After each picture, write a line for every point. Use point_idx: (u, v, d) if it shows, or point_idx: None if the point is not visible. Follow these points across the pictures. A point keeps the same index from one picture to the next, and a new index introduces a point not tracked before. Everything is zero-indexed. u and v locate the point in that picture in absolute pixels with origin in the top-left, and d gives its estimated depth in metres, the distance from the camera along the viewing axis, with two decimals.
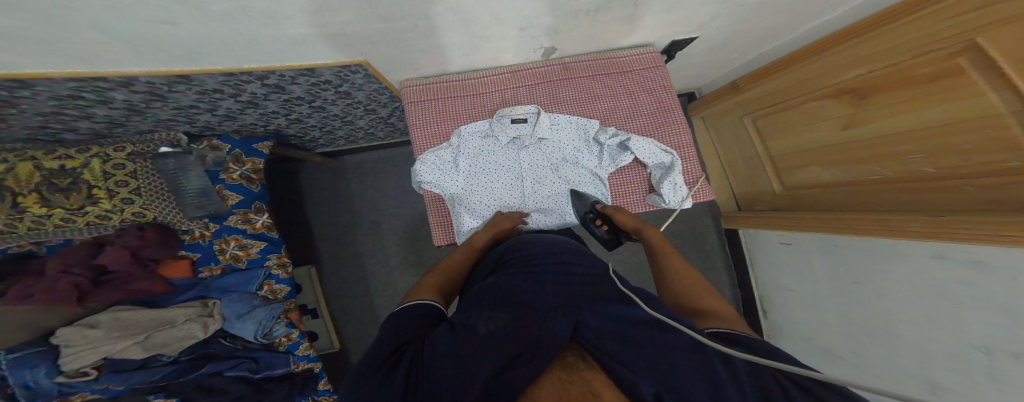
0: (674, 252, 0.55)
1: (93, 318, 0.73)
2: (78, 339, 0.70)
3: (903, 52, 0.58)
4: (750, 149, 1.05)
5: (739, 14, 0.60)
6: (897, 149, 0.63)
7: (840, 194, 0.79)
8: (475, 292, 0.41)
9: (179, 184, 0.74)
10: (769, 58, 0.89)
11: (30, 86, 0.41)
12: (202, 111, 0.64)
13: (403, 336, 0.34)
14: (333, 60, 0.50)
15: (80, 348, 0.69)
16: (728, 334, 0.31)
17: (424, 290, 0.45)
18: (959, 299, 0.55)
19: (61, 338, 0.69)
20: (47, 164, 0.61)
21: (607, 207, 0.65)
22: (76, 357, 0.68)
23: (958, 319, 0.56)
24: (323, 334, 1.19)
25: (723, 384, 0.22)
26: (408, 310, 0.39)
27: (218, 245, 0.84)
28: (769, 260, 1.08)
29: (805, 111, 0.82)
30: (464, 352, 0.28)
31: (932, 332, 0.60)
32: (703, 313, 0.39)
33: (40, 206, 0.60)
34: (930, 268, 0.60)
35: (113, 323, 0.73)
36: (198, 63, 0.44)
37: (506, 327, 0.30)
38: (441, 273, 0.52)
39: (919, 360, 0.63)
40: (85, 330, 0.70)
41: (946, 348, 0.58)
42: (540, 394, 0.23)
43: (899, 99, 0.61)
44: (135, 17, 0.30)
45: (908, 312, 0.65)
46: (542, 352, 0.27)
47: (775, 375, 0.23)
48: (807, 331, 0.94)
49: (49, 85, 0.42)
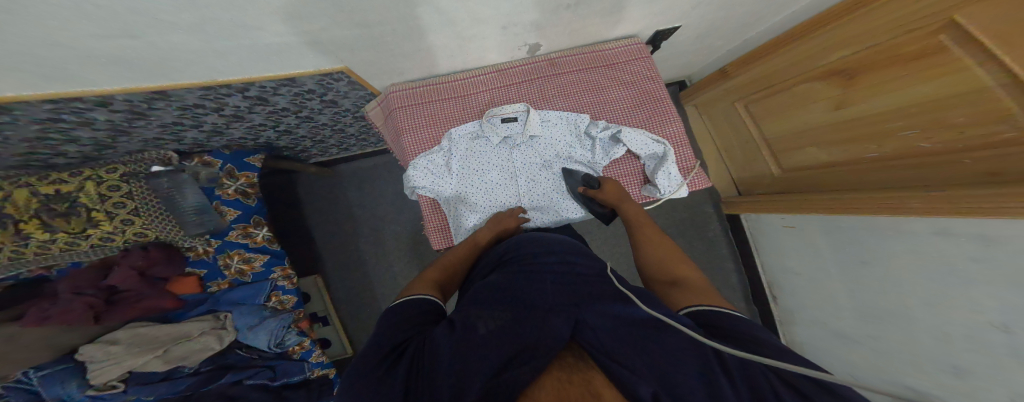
0: (650, 224, 0.57)
1: (113, 335, 0.74)
2: (100, 355, 0.70)
3: (886, 31, 0.56)
4: (745, 135, 1.03)
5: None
6: (891, 125, 0.62)
7: (839, 175, 0.78)
8: (474, 290, 0.41)
9: (176, 202, 0.74)
10: (755, 42, 0.87)
11: (11, 112, 0.42)
12: (187, 128, 0.64)
13: (403, 331, 0.33)
14: (313, 69, 0.50)
15: (104, 363, 0.70)
16: (720, 323, 0.30)
17: (420, 284, 0.45)
18: (971, 274, 0.54)
19: (85, 354, 0.70)
20: (44, 190, 0.62)
21: (596, 177, 0.65)
22: (102, 372, 0.69)
23: (971, 294, 0.54)
24: (336, 341, 1.20)
25: (722, 388, 0.21)
26: (409, 303, 0.39)
27: (223, 260, 0.84)
28: (774, 245, 1.06)
29: (796, 94, 0.80)
30: (462, 351, 0.27)
31: (947, 308, 0.59)
32: (676, 281, 0.43)
33: (43, 231, 0.61)
34: (937, 242, 0.58)
35: (133, 339, 0.74)
36: (173, 76, 0.44)
37: (502, 327, 0.30)
38: (441, 267, 0.52)
39: (937, 338, 0.62)
40: (107, 347, 0.71)
41: (963, 325, 0.56)
42: (540, 394, 0.22)
43: (885, 78, 0.59)
44: (102, 32, 0.30)
45: (920, 290, 0.63)
46: (542, 351, 0.26)
47: (768, 375, 0.22)
48: (820, 315, 0.92)
49: (27, 109, 0.43)
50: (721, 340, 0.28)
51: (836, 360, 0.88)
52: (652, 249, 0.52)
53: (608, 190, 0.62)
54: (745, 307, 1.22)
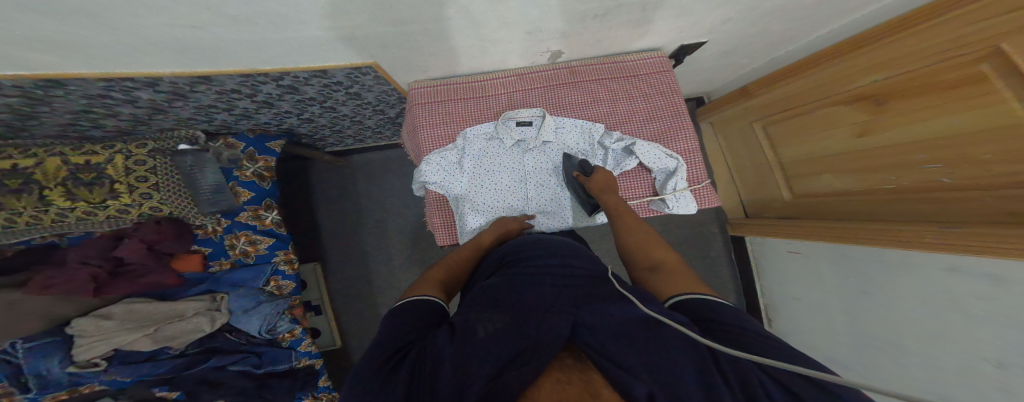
0: (630, 215, 0.55)
1: (109, 310, 0.75)
2: (92, 330, 0.72)
3: (918, 61, 0.57)
4: (760, 156, 1.04)
5: (750, 19, 0.60)
6: (913, 157, 0.62)
7: (854, 204, 0.77)
8: (478, 291, 0.42)
9: (195, 179, 0.76)
10: (781, 62, 0.88)
11: (64, 86, 0.44)
12: (220, 110, 0.66)
13: (409, 334, 0.34)
14: (346, 61, 0.52)
15: (93, 339, 0.72)
16: (705, 312, 0.31)
17: (426, 285, 0.46)
18: (971, 313, 0.54)
19: (76, 328, 0.71)
20: (75, 160, 0.65)
21: (590, 166, 0.63)
22: (88, 348, 0.71)
23: (969, 333, 0.54)
24: (325, 331, 1.21)
25: (718, 389, 0.21)
26: (408, 305, 0.40)
27: (229, 240, 0.87)
28: (777, 268, 1.06)
29: (819, 119, 0.80)
30: (462, 353, 0.28)
31: (942, 345, 0.59)
32: (657, 266, 0.43)
33: (65, 199, 0.64)
34: (941, 281, 0.59)
35: (127, 315, 0.76)
36: (217, 63, 0.46)
37: (501, 329, 0.31)
38: (445, 268, 0.53)
39: (927, 374, 0.62)
40: (100, 321, 0.73)
41: (956, 363, 0.56)
42: (540, 395, 0.23)
43: (914, 107, 0.59)
44: (160, 20, 0.32)
45: (918, 325, 0.63)
46: (541, 352, 0.27)
47: (758, 373, 0.22)
48: (817, 344, 0.92)
49: (81, 85, 0.45)
50: (707, 334, 0.28)
51: None
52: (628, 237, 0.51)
53: (596, 177, 0.61)
54: None
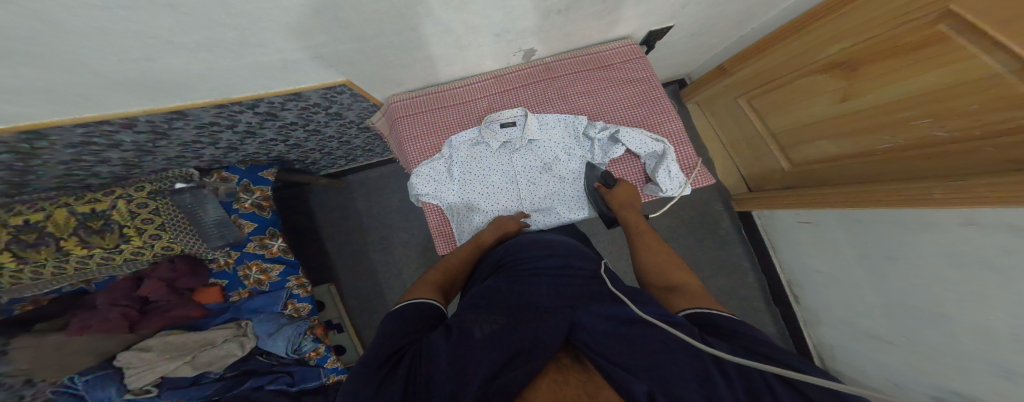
0: (651, 232, 0.55)
1: (146, 342, 0.77)
2: (137, 361, 0.74)
3: (886, 21, 0.55)
4: (751, 130, 1.00)
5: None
6: (902, 115, 0.59)
7: (853, 168, 0.74)
8: (474, 292, 0.41)
9: (200, 216, 0.78)
10: (753, 38, 0.85)
11: (45, 136, 0.46)
12: (206, 145, 0.68)
13: (405, 337, 0.34)
14: (317, 83, 0.53)
15: (140, 369, 0.74)
16: (713, 320, 0.31)
17: (422, 288, 0.45)
18: (1006, 268, 0.50)
19: (123, 360, 0.74)
20: (81, 209, 0.66)
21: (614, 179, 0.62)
22: (137, 378, 0.74)
23: (1009, 290, 0.50)
24: (350, 348, 1.20)
25: (715, 380, 0.21)
26: (407, 309, 0.39)
27: (241, 271, 0.89)
28: (791, 242, 1.02)
29: (799, 88, 0.78)
30: (460, 354, 0.27)
31: (985, 306, 0.55)
32: (675, 286, 0.41)
33: (81, 248, 0.66)
34: (962, 232, 0.55)
35: (164, 346, 0.78)
36: (189, 96, 0.46)
37: (500, 331, 0.30)
38: (443, 270, 0.52)
39: (978, 338, 0.57)
40: (141, 354, 0.75)
41: (1005, 324, 0.52)
42: (536, 396, 0.23)
43: (890, 67, 0.58)
44: (119, 57, 0.33)
45: (954, 285, 0.59)
46: (538, 353, 0.26)
47: (766, 374, 0.22)
48: (847, 314, 0.87)
49: (62, 134, 0.47)
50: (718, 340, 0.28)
51: (869, 363, 0.83)
52: (650, 257, 0.50)
53: (620, 191, 0.60)
54: (764, 309, 1.17)
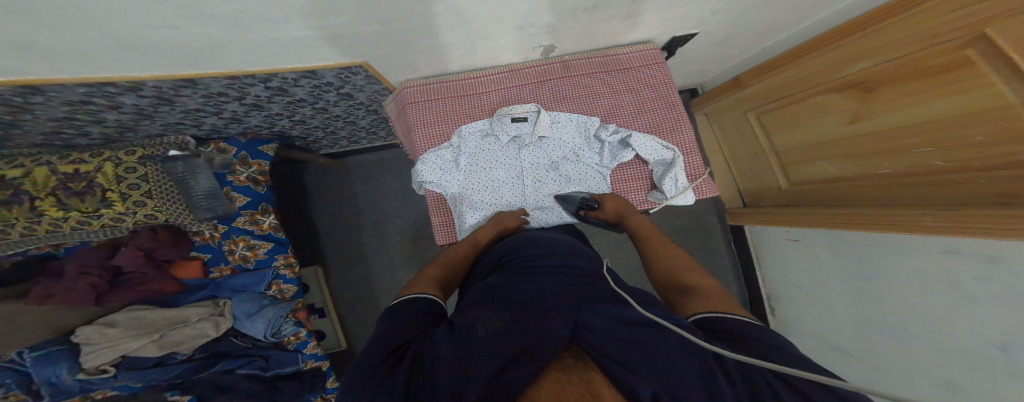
0: (658, 238, 0.55)
1: (111, 317, 0.74)
2: (97, 338, 0.71)
3: (909, 46, 0.57)
4: (755, 146, 1.03)
5: (739, 8, 0.59)
6: (908, 142, 0.62)
7: (848, 190, 0.78)
8: (473, 291, 0.41)
9: (188, 185, 0.76)
10: (772, 52, 0.87)
11: (43, 93, 0.44)
12: (208, 114, 0.65)
13: (404, 333, 0.33)
14: (334, 62, 0.51)
15: (99, 346, 0.71)
16: (711, 317, 0.31)
17: (423, 283, 0.45)
18: (975, 296, 0.54)
19: (81, 336, 0.70)
20: (63, 169, 0.64)
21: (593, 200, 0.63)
22: (94, 357, 0.70)
23: (975, 317, 0.54)
24: (330, 334, 1.20)
25: (719, 384, 0.21)
26: (406, 304, 0.39)
27: (227, 246, 0.86)
28: (777, 257, 1.07)
29: (811, 106, 0.80)
30: (462, 355, 0.27)
31: (948, 329, 0.59)
32: (687, 288, 0.40)
33: (56, 209, 0.63)
34: (937, 261, 0.59)
35: (130, 323, 0.75)
36: (203, 65, 0.45)
37: (502, 329, 0.30)
38: (441, 266, 0.52)
39: (933, 358, 0.62)
40: (103, 329, 0.71)
41: (963, 346, 0.56)
42: (541, 395, 0.22)
43: (904, 92, 0.60)
44: (141, 21, 0.31)
45: (922, 308, 0.63)
46: (542, 351, 0.27)
47: (764, 374, 0.22)
48: (817, 327, 0.93)
49: (59, 91, 0.44)
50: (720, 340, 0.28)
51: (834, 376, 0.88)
52: (662, 259, 0.50)
53: (608, 209, 0.63)
54: None
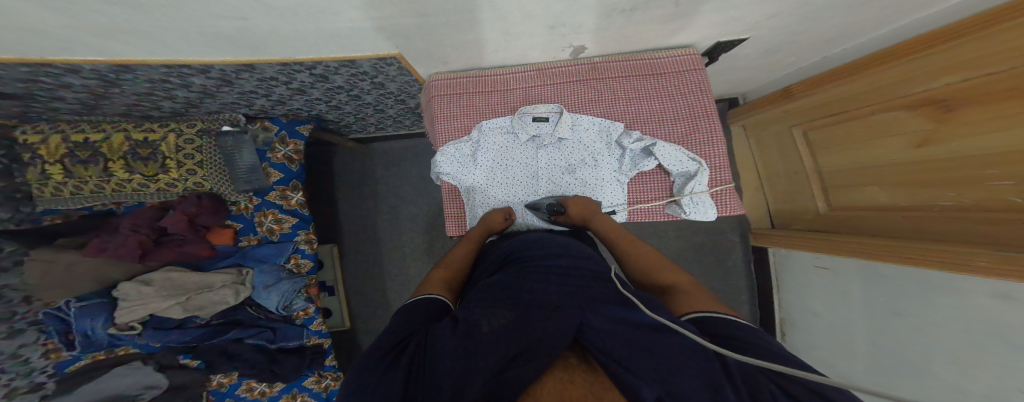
0: (626, 239, 0.54)
1: (149, 277, 0.83)
2: (135, 294, 0.80)
3: (1002, 61, 0.47)
4: (796, 163, 0.97)
5: (800, 15, 0.54)
6: (983, 171, 0.52)
7: (896, 221, 0.71)
8: (479, 288, 0.41)
9: (234, 159, 0.83)
10: (836, 61, 0.79)
11: (132, 71, 0.51)
12: (260, 96, 0.71)
13: (410, 327, 0.34)
14: (371, 53, 0.54)
15: (134, 303, 0.79)
16: (717, 323, 0.30)
17: (431, 284, 0.45)
18: (1009, 341, 0.48)
19: (122, 292, 0.79)
20: (136, 136, 0.73)
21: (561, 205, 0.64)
22: (129, 312, 0.78)
23: (1003, 363, 0.49)
24: (336, 312, 1.27)
25: (726, 391, 0.20)
26: (415, 304, 0.40)
27: (258, 217, 0.93)
28: (800, 283, 1.01)
29: (874, 124, 0.72)
30: (463, 349, 0.27)
31: (972, 373, 0.54)
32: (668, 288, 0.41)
33: (125, 171, 0.74)
34: (968, 304, 0.55)
35: (165, 283, 0.83)
36: (261, 53, 0.49)
37: (506, 326, 0.30)
38: (448, 267, 0.52)
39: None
40: (140, 287, 0.80)
41: (983, 392, 0.51)
42: (542, 395, 0.23)
43: (986, 115, 0.50)
44: (217, 13, 0.35)
45: (950, 350, 0.58)
46: (546, 353, 0.27)
47: (769, 384, 0.22)
48: (828, 356, 0.88)
49: (146, 71, 0.52)
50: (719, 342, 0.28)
51: None
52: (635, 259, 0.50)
53: (573, 213, 0.61)
54: None
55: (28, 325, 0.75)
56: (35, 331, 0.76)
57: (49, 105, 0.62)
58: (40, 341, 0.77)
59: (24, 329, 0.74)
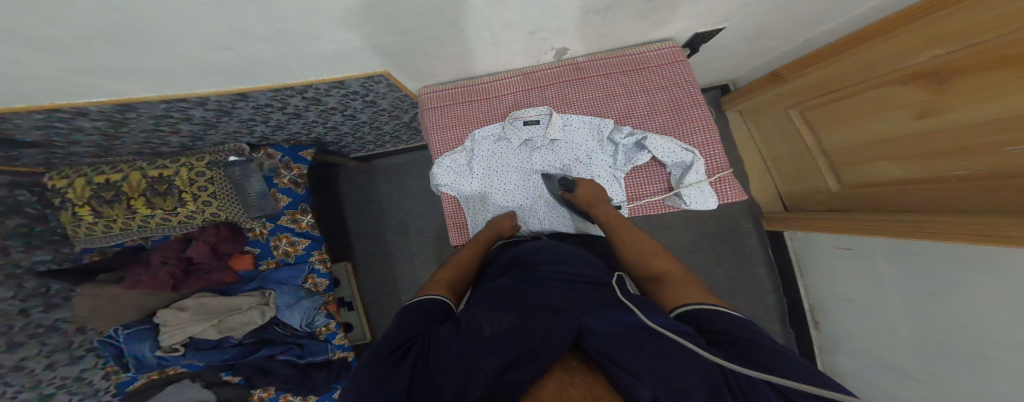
0: (626, 225, 0.53)
1: (183, 303, 0.86)
2: (173, 320, 0.84)
3: (988, 29, 0.45)
4: (800, 145, 0.93)
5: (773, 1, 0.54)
6: (991, 138, 0.49)
7: (914, 193, 0.67)
8: (484, 291, 0.40)
9: (244, 188, 0.86)
10: (819, 42, 0.78)
11: (135, 109, 0.54)
12: (259, 123, 0.74)
13: (414, 329, 0.33)
14: (358, 72, 0.55)
15: (173, 328, 0.83)
16: (706, 313, 0.29)
17: (436, 285, 0.45)
18: None
19: (161, 318, 0.84)
20: (152, 174, 0.77)
21: (570, 180, 0.63)
22: (171, 335, 0.83)
23: None
24: (358, 326, 1.28)
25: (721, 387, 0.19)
26: (420, 303, 0.39)
27: (273, 242, 0.95)
28: (826, 269, 0.96)
29: (870, 100, 0.69)
30: (470, 350, 0.26)
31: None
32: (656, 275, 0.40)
33: (147, 207, 0.77)
34: (1005, 279, 0.51)
35: (197, 308, 0.86)
36: (254, 81, 0.52)
37: (507, 329, 0.29)
38: (454, 267, 0.51)
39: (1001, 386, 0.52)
40: (177, 313, 0.84)
41: None
42: (542, 396, 0.22)
43: (982, 82, 0.48)
44: (205, 44, 0.37)
45: (997, 328, 0.53)
46: (547, 353, 0.26)
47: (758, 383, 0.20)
48: (868, 343, 0.82)
49: (148, 108, 0.55)
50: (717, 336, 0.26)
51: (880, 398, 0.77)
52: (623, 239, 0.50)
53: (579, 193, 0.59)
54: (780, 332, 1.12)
55: (87, 352, 0.83)
56: (94, 357, 0.84)
57: (69, 150, 0.67)
58: (100, 364, 0.85)
59: (82, 355, 0.82)
